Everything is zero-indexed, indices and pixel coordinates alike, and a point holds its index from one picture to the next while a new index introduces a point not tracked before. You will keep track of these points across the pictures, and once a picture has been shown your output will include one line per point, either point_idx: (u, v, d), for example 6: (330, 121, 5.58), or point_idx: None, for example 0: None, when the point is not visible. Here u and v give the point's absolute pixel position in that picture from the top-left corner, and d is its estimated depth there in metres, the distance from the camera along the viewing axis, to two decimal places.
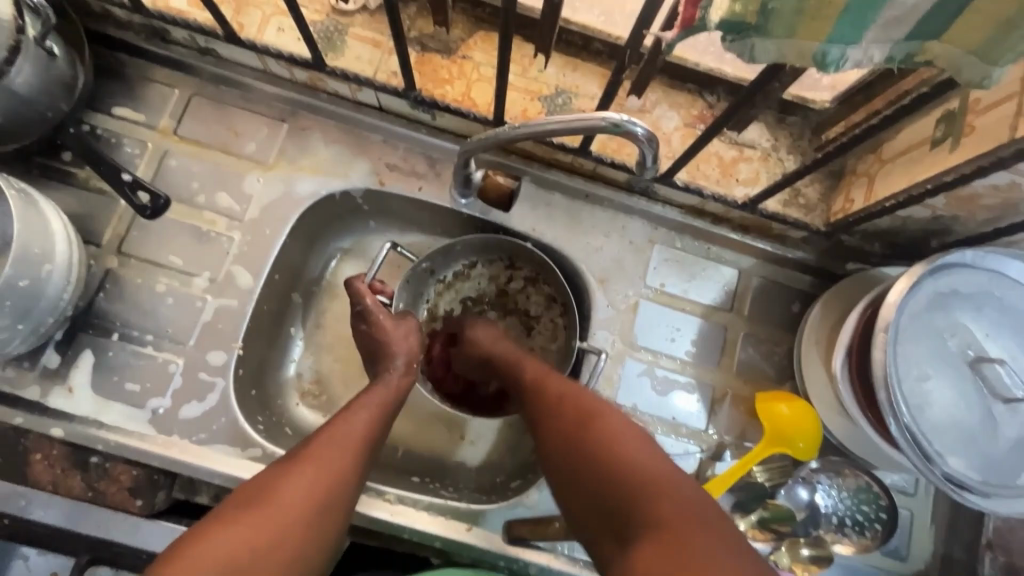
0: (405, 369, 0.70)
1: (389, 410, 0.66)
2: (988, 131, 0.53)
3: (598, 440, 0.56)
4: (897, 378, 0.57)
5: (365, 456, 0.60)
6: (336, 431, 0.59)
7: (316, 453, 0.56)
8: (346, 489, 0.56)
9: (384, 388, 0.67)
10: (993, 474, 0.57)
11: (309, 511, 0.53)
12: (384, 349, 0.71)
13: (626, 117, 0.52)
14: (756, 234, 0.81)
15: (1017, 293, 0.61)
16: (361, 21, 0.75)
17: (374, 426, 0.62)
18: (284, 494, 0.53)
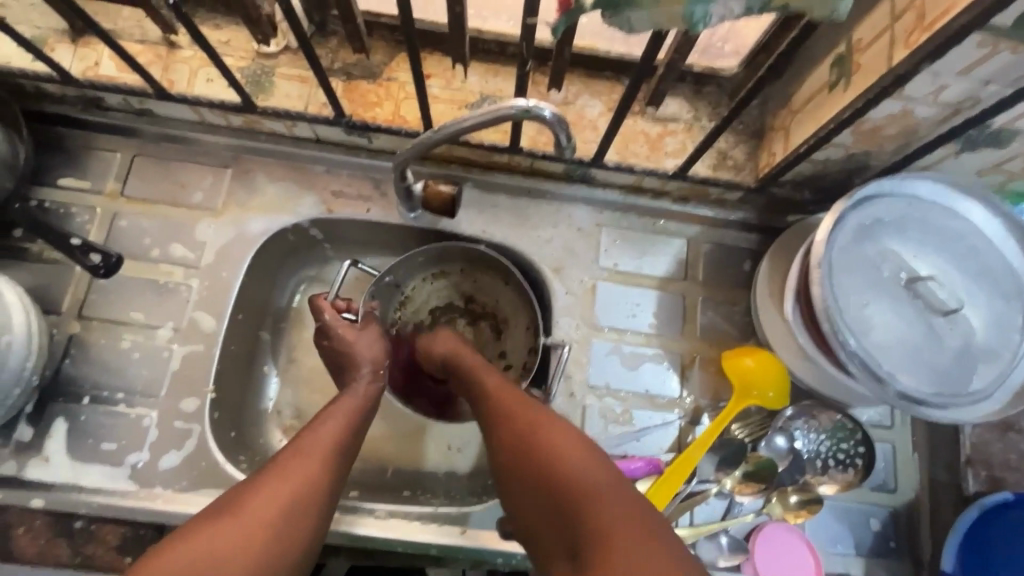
0: (373, 377, 0.73)
1: (360, 415, 0.68)
2: (871, 65, 0.56)
3: (545, 468, 0.55)
4: (837, 309, 0.60)
5: (341, 458, 0.62)
6: (309, 438, 0.61)
7: (293, 458, 0.58)
8: (325, 490, 0.57)
9: (353, 395, 0.69)
10: (943, 385, 0.59)
11: (284, 513, 0.53)
12: (350, 361, 0.74)
13: (533, 103, 0.55)
14: (696, 202, 0.84)
15: (939, 211, 0.63)
16: (286, 61, 0.78)
17: (347, 431, 0.64)
18: (262, 500, 0.53)
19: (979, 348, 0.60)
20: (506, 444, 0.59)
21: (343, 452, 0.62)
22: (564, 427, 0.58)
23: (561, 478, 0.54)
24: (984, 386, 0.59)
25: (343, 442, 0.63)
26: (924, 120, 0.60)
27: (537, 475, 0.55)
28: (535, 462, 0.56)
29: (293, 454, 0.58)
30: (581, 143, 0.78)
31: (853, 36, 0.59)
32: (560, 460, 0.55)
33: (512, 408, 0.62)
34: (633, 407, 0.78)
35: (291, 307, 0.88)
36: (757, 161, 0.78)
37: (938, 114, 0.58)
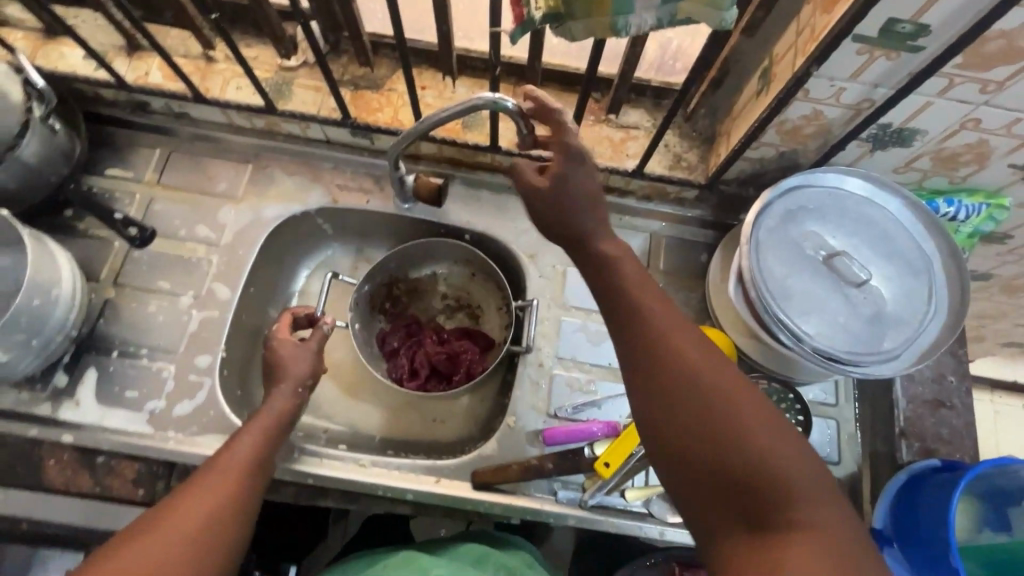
0: (292, 392, 0.74)
1: (276, 431, 0.69)
2: (783, 72, 0.68)
3: (728, 410, 0.46)
4: (762, 279, 0.69)
5: (259, 472, 0.63)
6: (222, 456, 0.62)
7: (206, 478, 0.58)
8: (246, 501, 0.59)
9: (269, 412, 0.70)
10: (856, 345, 0.67)
11: (206, 524, 0.54)
12: (275, 373, 0.75)
13: (498, 96, 0.67)
14: (658, 200, 0.95)
15: (855, 199, 0.73)
16: (304, 73, 0.92)
17: (261, 446, 0.65)
18: (177, 519, 0.53)
19: (890, 315, 0.69)
20: (672, 382, 0.49)
21: (257, 470, 0.63)
22: (737, 378, 0.48)
23: (744, 431, 0.45)
24: (894, 347, 0.67)
25: (257, 459, 0.63)
26: (834, 121, 0.70)
27: (706, 421, 0.46)
28: (695, 389, 0.48)
29: (207, 474, 0.59)
30: (554, 145, 0.90)
31: (772, 51, 0.71)
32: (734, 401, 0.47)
33: (690, 363, 0.49)
34: (596, 379, 0.87)
35: (297, 288, 1.00)
36: (707, 162, 0.89)
37: (844, 114, 0.69)
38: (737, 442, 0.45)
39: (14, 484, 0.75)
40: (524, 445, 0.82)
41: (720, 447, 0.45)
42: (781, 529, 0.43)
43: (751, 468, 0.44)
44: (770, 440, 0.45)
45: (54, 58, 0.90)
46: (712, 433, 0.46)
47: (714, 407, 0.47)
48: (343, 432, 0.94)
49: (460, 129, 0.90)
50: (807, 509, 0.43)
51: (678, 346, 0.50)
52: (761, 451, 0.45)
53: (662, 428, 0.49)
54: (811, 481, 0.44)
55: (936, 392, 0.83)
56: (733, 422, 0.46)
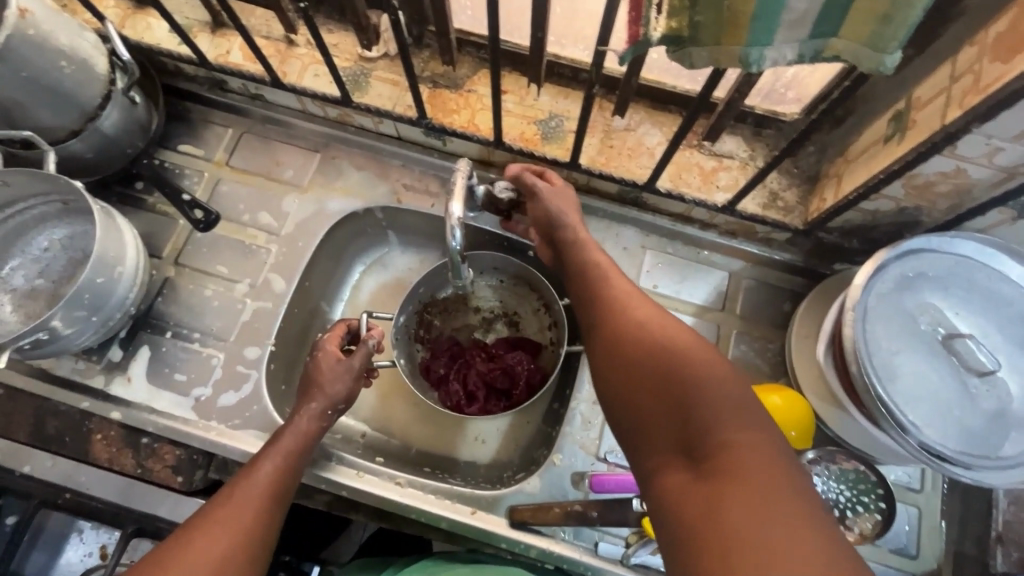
0: (320, 414, 0.72)
1: (298, 456, 0.68)
2: (926, 122, 0.59)
3: (669, 356, 0.53)
4: (867, 353, 0.61)
5: (276, 505, 0.64)
6: (240, 486, 0.63)
7: (221, 511, 0.60)
8: (259, 536, 0.61)
9: (293, 433, 0.69)
10: (971, 445, 0.58)
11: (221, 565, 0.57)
12: (309, 389, 0.73)
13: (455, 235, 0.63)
14: (743, 238, 0.87)
15: (988, 273, 0.63)
16: (383, 66, 0.88)
17: (280, 476, 0.66)
18: (188, 560, 0.55)
19: (1015, 415, 0.59)
20: (621, 342, 0.57)
21: (273, 502, 0.64)
22: (687, 336, 0.54)
23: (681, 374, 0.51)
24: (1016, 454, 0.58)
25: (273, 491, 0.64)
26: (978, 182, 0.61)
27: (651, 369, 0.53)
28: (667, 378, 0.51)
29: (219, 510, 0.60)
30: (637, 168, 0.83)
31: (912, 94, 0.62)
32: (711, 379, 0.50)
33: (637, 326, 0.57)
34: None
35: (351, 284, 0.98)
36: (807, 205, 0.80)
37: (992, 177, 0.59)
38: (676, 385, 0.51)
39: (62, 453, 0.76)
40: (568, 487, 0.77)
41: (661, 389, 0.51)
42: (723, 494, 0.43)
43: (691, 405, 0.49)
44: (712, 379, 0.50)
45: (141, 29, 0.89)
46: (655, 377, 0.52)
47: (657, 356, 0.53)
48: (380, 439, 0.92)
49: (539, 141, 0.84)
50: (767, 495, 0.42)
51: (634, 307, 0.60)
52: (695, 387, 0.50)
53: (620, 388, 0.55)
54: (750, 422, 0.47)
55: None
56: (675, 367, 0.51)
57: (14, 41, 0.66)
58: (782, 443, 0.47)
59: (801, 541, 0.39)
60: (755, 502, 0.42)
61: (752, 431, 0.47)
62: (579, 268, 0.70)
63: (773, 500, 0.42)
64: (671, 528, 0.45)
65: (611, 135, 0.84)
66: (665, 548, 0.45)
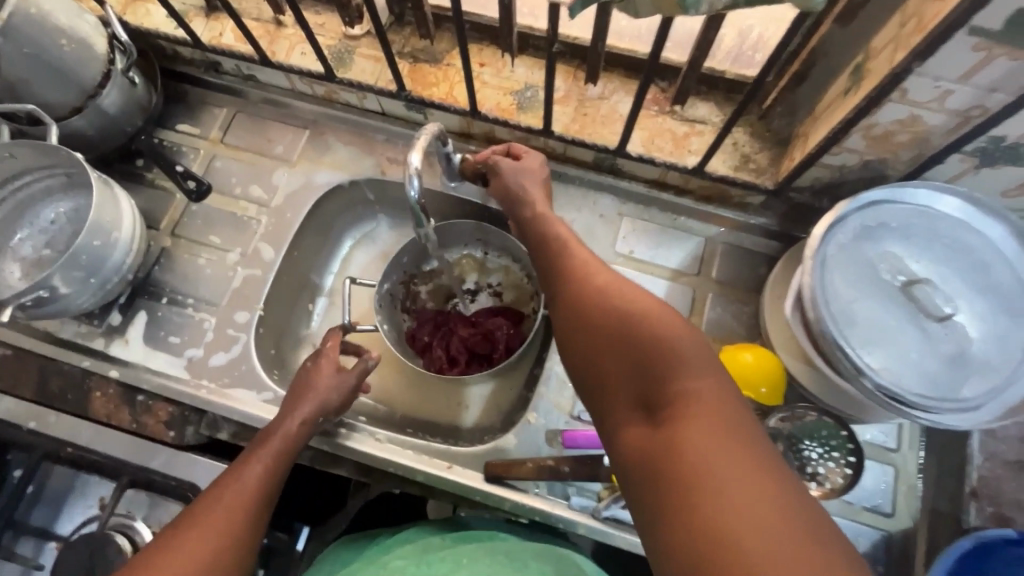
0: (313, 418, 0.74)
1: (284, 458, 0.70)
2: (878, 69, 0.59)
3: (627, 313, 0.52)
4: (825, 300, 0.61)
5: (263, 504, 0.66)
6: (227, 488, 0.64)
7: (208, 512, 0.62)
8: (247, 533, 0.63)
9: (283, 436, 0.71)
10: (928, 387, 0.59)
11: (208, 563, 0.58)
12: (304, 393, 0.75)
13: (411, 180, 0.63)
14: (718, 203, 0.88)
15: (950, 220, 0.63)
16: (366, 43, 0.92)
17: (268, 479, 0.68)
18: (175, 560, 0.57)
19: (976, 358, 0.59)
20: (580, 307, 0.57)
21: (260, 504, 0.66)
22: (643, 295, 0.54)
23: (638, 331, 0.50)
24: (976, 396, 0.58)
25: (260, 492, 0.66)
26: (934, 129, 0.61)
27: (609, 329, 0.53)
28: (624, 334, 0.51)
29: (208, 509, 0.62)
30: (610, 134, 0.85)
31: (868, 45, 0.62)
32: (667, 330, 0.50)
33: (596, 290, 0.57)
34: None
35: (340, 256, 1.01)
36: (779, 167, 0.81)
37: (948, 122, 0.60)
38: (634, 342, 0.50)
39: (64, 409, 0.81)
40: (542, 444, 0.79)
41: (620, 346, 0.51)
42: (675, 440, 0.43)
43: (649, 359, 0.49)
44: (671, 333, 0.49)
45: (140, 15, 0.94)
46: (614, 335, 0.52)
47: (615, 315, 0.53)
48: (367, 404, 0.95)
49: (514, 111, 0.86)
50: (717, 441, 0.42)
51: (595, 273, 0.59)
52: (652, 340, 0.49)
53: (581, 351, 0.55)
54: (708, 371, 0.47)
55: (1022, 454, 0.72)
56: (633, 325, 0.51)
57: (16, 19, 0.71)
58: (740, 397, 0.46)
59: (755, 490, 0.39)
60: (711, 443, 0.42)
61: (710, 379, 0.47)
62: (539, 237, 0.71)
63: (729, 446, 0.41)
64: (634, 479, 0.45)
65: (584, 104, 0.86)
66: (631, 503, 0.45)
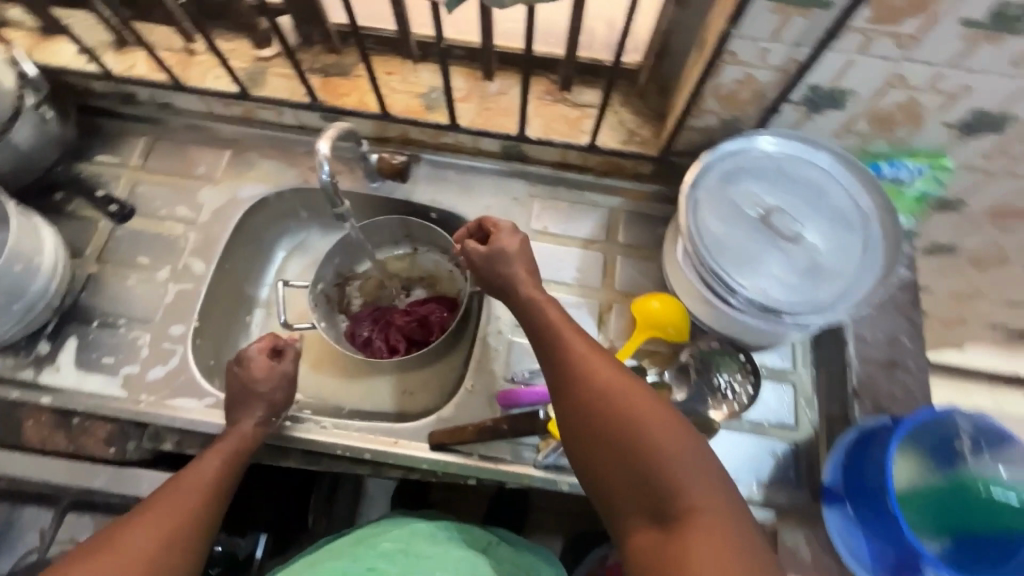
0: (263, 419, 0.77)
1: (239, 457, 0.74)
2: (713, 38, 0.71)
3: (635, 427, 0.58)
4: (700, 235, 0.71)
5: (216, 500, 0.68)
6: (184, 479, 0.68)
7: (167, 499, 0.65)
8: (198, 527, 0.65)
9: (237, 436, 0.75)
10: (791, 296, 0.69)
11: (154, 553, 0.60)
12: (246, 396, 0.77)
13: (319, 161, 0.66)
14: (616, 176, 0.98)
15: (793, 161, 0.76)
16: (277, 63, 0.98)
17: (223, 476, 0.71)
18: (129, 543, 0.59)
19: (827, 268, 0.70)
20: (590, 414, 0.61)
21: (213, 495, 0.68)
22: (648, 403, 0.60)
23: (648, 449, 0.57)
24: (830, 298, 0.68)
25: (215, 485, 0.69)
26: (767, 84, 0.73)
27: (618, 443, 0.59)
28: (632, 446, 0.58)
29: (156, 504, 0.64)
30: (511, 124, 0.94)
31: (705, 21, 0.75)
32: (668, 445, 0.57)
33: (605, 397, 0.61)
34: None
35: (274, 267, 1.05)
36: (659, 137, 0.92)
37: (774, 77, 0.72)
38: (644, 457, 0.57)
39: None
40: (482, 408, 0.85)
41: (631, 460, 0.58)
42: (680, 550, 0.53)
43: (659, 474, 0.56)
44: (677, 451, 0.57)
45: (49, 54, 0.97)
46: (624, 450, 0.58)
47: (625, 427, 0.59)
48: (314, 403, 0.98)
49: (423, 111, 0.94)
50: (715, 556, 0.52)
51: (598, 374, 0.63)
52: (660, 456, 0.57)
53: (592, 455, 0.61)
54: (705, 481, 0.56)
55: (890, 354, 0.84)
56: (639, 440, 0.58)
57: None
58: (734, 501, 0.56)
59: None
60: (713, 560, 0.51)
61: (710, 486, 0.56)
62: (530, 318, 0.73)
63: (724, 557, 0.52)
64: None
65: (486, 100, 0.95)
66: None
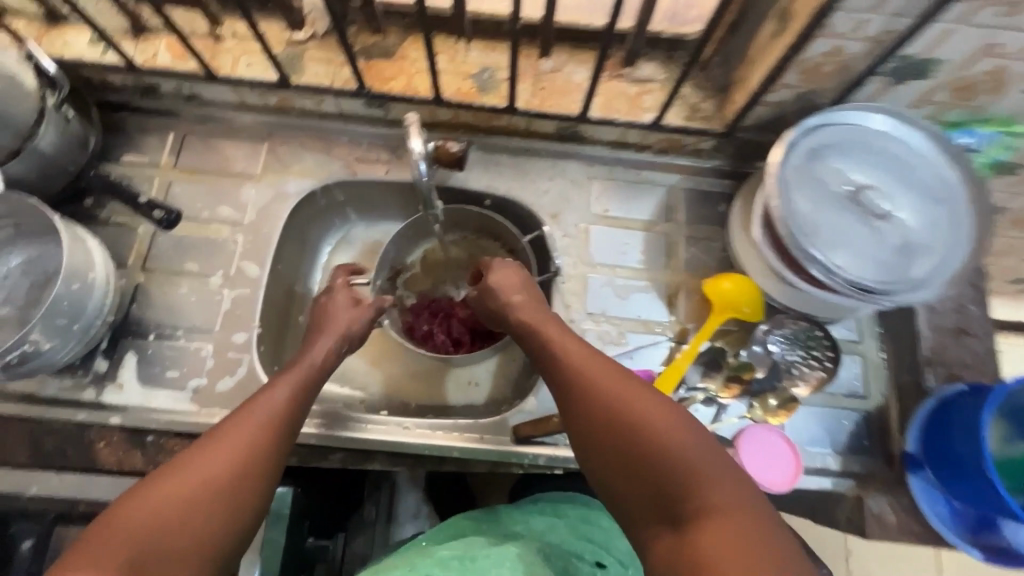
0: (335, 349, 0.78)
1: (307, 382, 0.73)
2: (804, 10, 0.68)
3: (635, 424, 0.57)
4: (792, 218, 0.70)
5: (292, 418, 0.68)
6: (258, 399, 0.67)
7: (240, 420, 0.64)
8: (274, 449, 0.64)
9: (306, 364, 0.74)
10: (885, 274, 0.69)
11: (234, 472, 0.60)
12: (322, 328, 0.79)
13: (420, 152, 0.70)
14: (674, 153, 0.96)
15: (878, 134, 0.74)
16: (314, 46, 0.91)
17: (294, 398, 0.70)
18: (207, 464, 0.59)
19: (916, 244, 0.71)
20: (594, 419, 0.60)
21: (288, 417, 0.67)
22: (648, 402, 0.59)
23: (653, 445, 0.55)
24: (923, 274, 0.69)
25: (292, 407, 0.68)
26: (855, 56, 0.71)
27: (619, 444, 0.57)
28: (636, 446, 0.56)
29: (234, 422, 0.64)
30: (570, 103, 0.90)
31: None
32: (675, 441, 0.55)
33: (604, 398, 0.60)
34: (627, 331, 0.88)
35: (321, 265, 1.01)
36: (723, 111, 0.89)
37: (864, 48, 0.70)
38: (651, 458, 0.55)
39: (67, 467, 0.76)
40: None
41: (639, 464, 0.55)
42: (693, 550, 0.50)
43: (665, 471, 0.54)
44: (680, 447, 0.55)
45: (59, 45, 0.88)
46: (631, 453, 0.56)
47: (628, 428, 0.57)
48: (380, 399, 0.96)
49: (476, 93, 0.89)
50: (729, 551, 0.48)
51: (599, 379, 0.62)
52: (666, 451, 0.55)
53: (602, 462, 0.59)
54: (720, 478, 0.53)
55: (958, 321, 0.86)
56: (642, 438, 0.56)
57: None
58: (754, 495, 0.53)
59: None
60: (729, 555, 0.48)
61: (723, 480, 0.53)
62: (524, 335, 0.73)
63: (744, 558, 0.47)
64: None
65: (540, 78, 0.90)
66: None
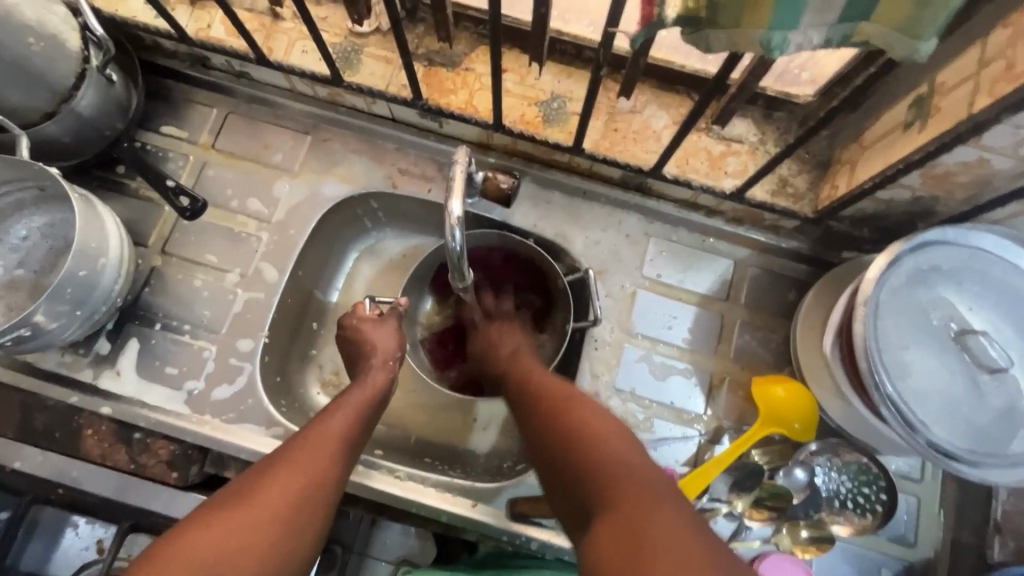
0: (382, 366, 0.74)
1: (365, 407, 0.68)
2: (950, 111, 0.56)
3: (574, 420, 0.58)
4: (878, 349, 0.59)
5: (348, 451, 0.63)
6: (311, 428, 0.62)
7: (290, 450, 0.59)
8: (327, 489, 0.58)
9: (363, 387, 0.70)
10: (978, 443, 0.58)
11: (280, 511, 0.54)
12: (361, 354, 0.76)
13: (456, 221, 0.62)
14: (750, 225, 0.84)
15: (1003, 268, 0.62)
16: (375, 41, 0.83)
17: (350, 424, 0.65)
18: (269, 493, 0.54)
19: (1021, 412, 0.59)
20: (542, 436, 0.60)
21: (348, 447, 0.63)
22: (593, 406, 0.59)
23: (590, 432, 0.56)
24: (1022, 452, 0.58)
25: (348, 439, 0.63)
26: (999, 172, 0.58)
27: (563, 430, 0.58)
28: (576, 433, 0.56)
29: (287, 452, 0.59)
30: (643, 152, 0.79)
31: (936, 78, 0.59)
32: (610, 436, 0.55)
33: (552, 400, 0.62)
34: (656, 416, 0.79)
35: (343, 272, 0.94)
36: (817, 192, 0.77)
37: (1016, 167, 0.57)
38: (584, 450, 0.55)
39: (52, 449, 0.75)
40: None
41: (577, 484, 0.54)
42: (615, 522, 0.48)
43: (601, 463, 0.53)
44: (607, 441, 0.54)
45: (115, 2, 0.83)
46: (569, 466, 0.55)
47: (572, 441, 0.56)
48: (379, 431, 0.88)
49: (540, 123, 0.80)
50: (658, 528, 0.45)
51: (555, 388, 0.64)
52: (600, 442, 0.54)
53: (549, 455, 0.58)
54: (645, 469, 0.52)
55: None
56: (580, 426, 0.57)
57: None
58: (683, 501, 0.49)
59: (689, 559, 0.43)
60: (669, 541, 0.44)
61: (645, 480, 0.50)
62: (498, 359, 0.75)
63: (673, 528, 0.45)
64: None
65: (615, 117, 0.80)
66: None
